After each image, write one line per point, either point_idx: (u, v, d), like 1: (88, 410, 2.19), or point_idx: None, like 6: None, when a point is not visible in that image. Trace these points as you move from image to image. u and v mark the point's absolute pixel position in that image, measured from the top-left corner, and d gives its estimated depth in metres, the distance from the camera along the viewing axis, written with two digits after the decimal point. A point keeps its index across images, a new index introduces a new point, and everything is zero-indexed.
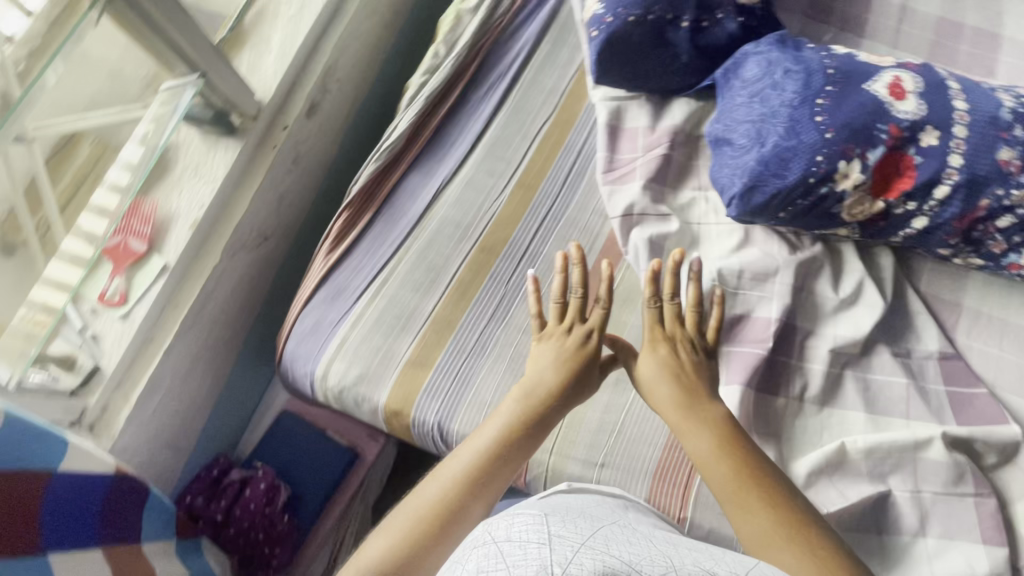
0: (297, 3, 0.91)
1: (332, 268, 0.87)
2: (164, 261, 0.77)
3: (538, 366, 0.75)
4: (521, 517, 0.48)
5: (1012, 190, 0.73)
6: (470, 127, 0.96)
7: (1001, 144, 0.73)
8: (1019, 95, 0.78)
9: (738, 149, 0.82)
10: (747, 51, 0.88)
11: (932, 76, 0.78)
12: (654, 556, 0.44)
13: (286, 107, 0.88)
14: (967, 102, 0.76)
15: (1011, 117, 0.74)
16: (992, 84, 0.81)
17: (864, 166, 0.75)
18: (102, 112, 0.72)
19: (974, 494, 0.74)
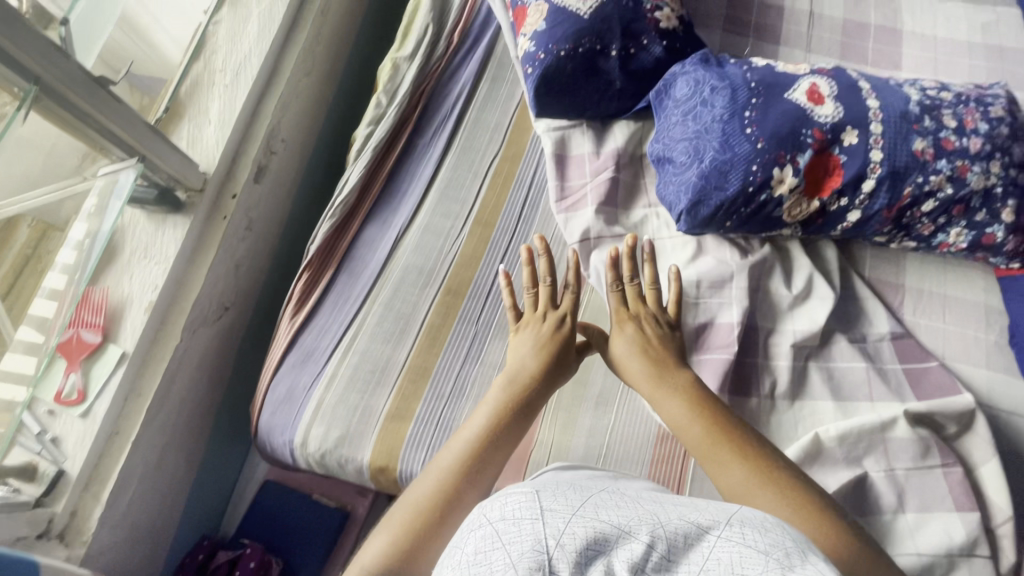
0: (232, 71, 0.91)
1: (298, 332, 0.86)
2: (121, 351, 0.74)
3: (517, 356, 0.77)
4: (511, 491, 0.49)
5: (930, 176, 0.78)
6: (421, 172, 0.97)
7: (914, 135, 0.79)
8: (923, 88, 0.84)
9: (680, 166, 0.84)
10: (675, 72, 0.90)
11: (845, 79, 0.84)
12: (644, 513, 0.46)
13: (233, 175, 0.87)
14: (878, 101, 0.82)
15: (919, 110, 0.81)
16: (899, 79, 0.88)
17: (796, 170, 0.80)
18: (43, 190, 0.68)
19: (941, 464, 0.78)
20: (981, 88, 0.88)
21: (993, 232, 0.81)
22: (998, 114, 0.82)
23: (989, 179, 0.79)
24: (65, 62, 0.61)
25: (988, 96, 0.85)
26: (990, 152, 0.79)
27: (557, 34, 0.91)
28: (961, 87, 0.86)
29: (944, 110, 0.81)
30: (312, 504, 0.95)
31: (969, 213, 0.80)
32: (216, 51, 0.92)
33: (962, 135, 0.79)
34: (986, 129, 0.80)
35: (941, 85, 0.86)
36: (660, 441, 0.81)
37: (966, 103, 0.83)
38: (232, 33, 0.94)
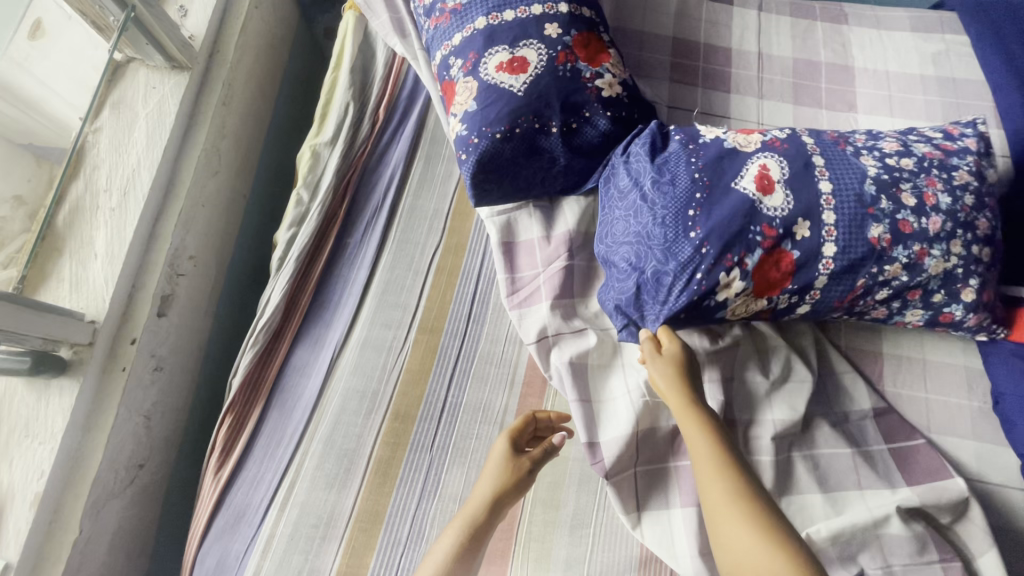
0: (118, 189, 0.78)
1: (227, 488, 0.75)
2: (4, 561, 0.62)
3: (481, 475, 0.71)
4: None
5: (885, 266, 0.69)
6: (355, 275, 0.86)
7: (870, 221, 0.68)
8: (882, 156, 0.73)
9: (621, 272, 0.75)
10: (618, 160, 0.82)
11: (798, 155, 0.72)
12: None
13: (131, 315, 0.75)
14: (833, 181, 0.70)
15: (876, 190, 0.69)
16: (858, 138, 0.76)
17: (745, 272, 0.69)
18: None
19: (940, 560, 0.72)
20: (946, 141, 0.76)
21: (951, 311, 0.73)
22: (960, 181, 0.72)
23: (948, 261, 0.70)
24: None
25: (950, 156, 0.74)
26: (950, 231, 0.69)
27: (490, 115, 0.81)
28: (921, 146, 0.75)
29: (903, 185, 0.70)
30: None
31: (926, 296, 0.73)
32: (98, 167, 0.79)
33: (921, 214, 0.69)
34: (946, 204, 0.70)
35: (898, 145, 0.75)
36: (642, 565, 0.74)
37: (927, 170, 0.72)
38: (116, 143, 0.81)
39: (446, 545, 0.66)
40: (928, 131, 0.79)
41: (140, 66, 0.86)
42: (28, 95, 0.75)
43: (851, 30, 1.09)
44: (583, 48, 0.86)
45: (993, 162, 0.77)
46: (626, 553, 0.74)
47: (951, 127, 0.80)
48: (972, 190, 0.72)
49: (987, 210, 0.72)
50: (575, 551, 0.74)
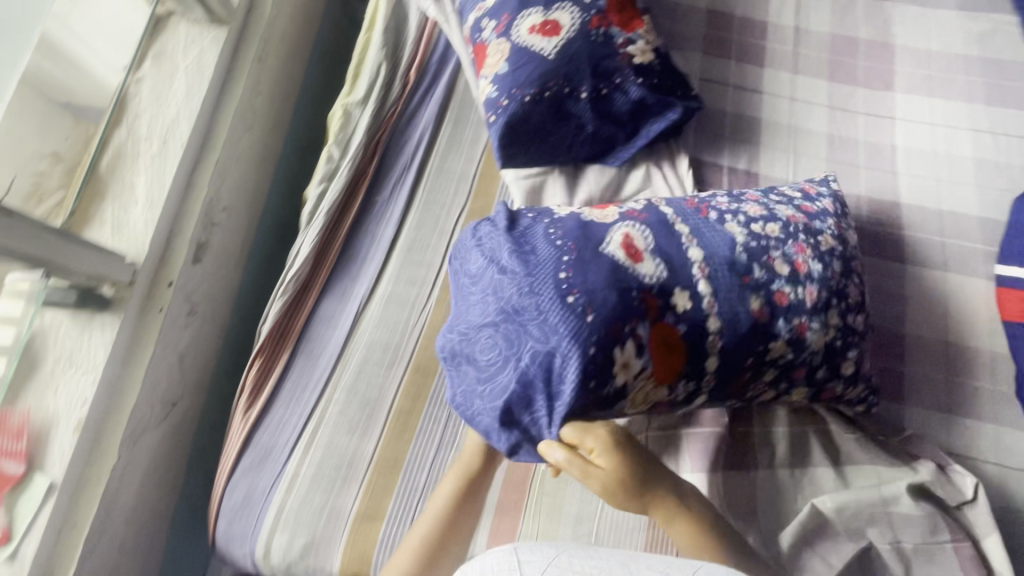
0: (158, 138, 0.81)
1: (254, 428, 0.78)
2: (49, 479, 0.66)
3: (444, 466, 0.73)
4: (497, 547, 0.49)
5: (792, 323, 0.68)
6: (382, 233, 0.88)
7: (748, 293, 0.67)
8: (748, 220, 0.73)
9: (483, 367, 0.64)
10: (467, 241, 0.73)
11: (655, 224, 0.70)
12: (621, 564, 0.46)
13: (168, 260, 0.78)
14: (702, 249, 0.69)
15: (746, 258, 0.69)
16: (720, 202, 0.76)
17: (640, 347, 0.63)
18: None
19: (951, 541, 0.72)
20: (804, 204, 0.78)
21: (831, 387, 0.74)
22: (828, 246, 0.74)
23: (828, 332, 0.71)
24: None
25: (813, 220, 0.76)
26: (829, 299, 0.71)
27: (522, 77, 0.81)
28: (784, 212, 0.76)
29: (773, 252, 0.70)
30: None
31: (814, 372, 0.72)
32: (139, 116, 0.81)
33: (797, 283, 0.70)
34: (819, 272, 0.71)
35: (756, 215, 0.74)
36: (650, 526, 0.74)
37: (796, 236, 0.73)
38: (156, 93, 0.83)
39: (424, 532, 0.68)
40: (754, 197, 0.78)
41: (180, 20, 0.88)
42: (71, 53, 0.75)
43: (893, 7, 1.06)
44: (616, 14, 0.86)
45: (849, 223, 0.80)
46: (636, 513, 0.75)
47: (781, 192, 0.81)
48: (840, 253, 0.75)
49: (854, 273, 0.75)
50: (586, 509, 0.76)
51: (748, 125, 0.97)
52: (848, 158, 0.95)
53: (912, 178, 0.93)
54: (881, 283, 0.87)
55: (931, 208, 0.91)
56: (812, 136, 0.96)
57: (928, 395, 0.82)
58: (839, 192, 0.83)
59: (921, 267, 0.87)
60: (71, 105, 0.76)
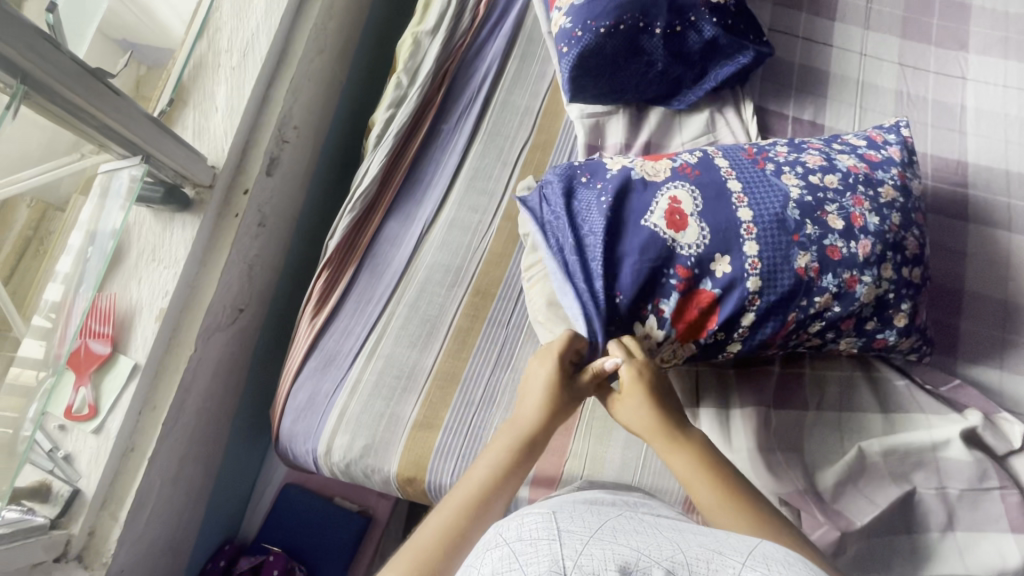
0: (238, 51, 0.83)
1: (319, 334, 0.82)
2: (133, 362, 0.70)
3: (530, 394, 0.65)
4: (531, 510, 0.44)
5: (837, 278, 0.66)
6: (446, 161, 0.89)
7: (795, 249, 0.66)
8: (805, 173, 0.70)
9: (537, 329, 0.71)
10: (530, 204, 0.75)
11: (710, 184, 0.69)
12: (667, 540, 0.41)
13: (244, 168, 0.81)
14: (752, 207, 0.67)
15: (799, 215, 0.67)
16: (779, 153, 0.73)
17: (662, 320, 0.67)
18: (34, 169, 0.59)
19: (999, 487, 0.72)
20: (870, 151, 0.74)
21: (884, 338, 0.72)
22: (887, 197, 0.70)
23: (880, 286, 0.68)
24: (54, 53, 0.52)
25: (875, 169, 0.72)
26: (885, 249, 0.68)
27: (598, 9, 0.81)
28: (846, 160, 0.72)
29: (829, 207, 0.68)
30: (333, 507, 0.93)
31: (861, 325, 0.70)
32: (220, 29, 0.83)
33: (850, 237, 0.67)
34: (876, 225, 0.68)
35: (814, 165, 0.71)
36: None
37: (855, 187, 0.69)
38: (238, 8, 0.85)
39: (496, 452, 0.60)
40: (818, 145, 0.74)
41: None
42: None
43: None
44: None
45: (915, 169, 0.75)
46: None
47: (845, 138, 0.77)
48: (900, 202, 0.70)
49: (915, 224, 0.71)
50: (635, 438, 0.78)
51: (816, 77, 0.96)
52: (916, 115, 0.94)
53: (981, 139, 0.92)
54: (943, 239, 0.86)
55: (999, 168, 0.90)
56: (881, 92, 0.95)
57: (982, 350, 0.82)
58: (907, 139, 0.77)
59: (986, 226, 0.86)
60: (124, 41, 0.71)
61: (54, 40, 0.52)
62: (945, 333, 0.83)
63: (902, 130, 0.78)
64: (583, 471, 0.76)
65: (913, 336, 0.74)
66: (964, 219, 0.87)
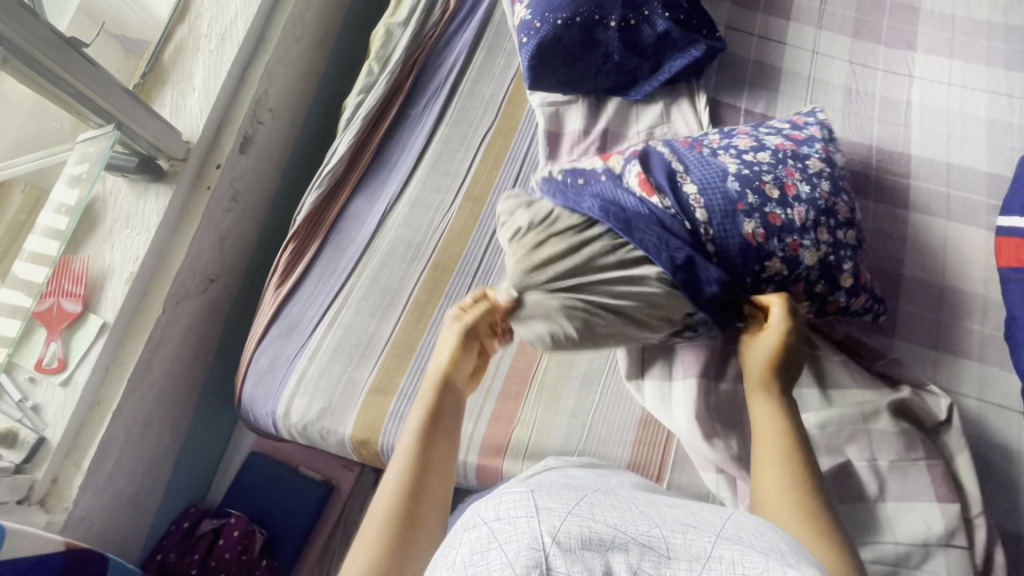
0: (217, 36, 0.88)
1: (284, 303, 0.86)
2: (102, 321, 0.74)
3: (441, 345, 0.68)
4: (505, 488, 0.42)
5: (781, 242, 0.67)
6: (412, 144, 0.94)
7: (741, 217, 0.67)
8: (739, 152, 0.73)
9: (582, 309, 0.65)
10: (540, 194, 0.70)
11: (659, 162, 0.70)
12: (644, 515, 0.41)
13: (217, 144, 0.85)
14: (697, 182, 0.69)
15: (740, 186, 0.68)
16: (714, 138, 0.76)
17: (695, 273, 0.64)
18: (30, 156, 0.70)
19: (925, 458, 0.75)
20: (794, 130, 0.78)
21: (835, 300, 0.74)
22: (815, 167, 0.73)
23: (821, 249, 0.70)
24: (31, 21, 0.58)
25: (801, 145, 0.75)
26: (822, 212, 0.70)
27: (555, 3, 0.86)
28: (774, 139, 0.75)
29: (765, 178, 0.70)
30: (297, 476, 0.96)
31: (811, 291, 0.72)
32: (201, 16, 0.89)
33: (786, 205, 0.69)
34: (807, 193, 0.70)
35: (745, 145, 0.74)
36: (642, 424, 0.80)
37: (784, 160, 0.72)
38: None
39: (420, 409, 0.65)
40: (746, 130, 0.78)
41: None
42: None
43: None
44: None
45: (838, 144, 0.79)
46: (626, 415, 0.81)
47: (771, 123, 0.81)
48: (828, 172, 0.73)
49: (845, 190, 0.74)
50: (582, 407, 0.81)
51: (769, 73, 1.01)
52: (864, 110, 0.98)
53: (924, 133, 0.96)
54: (883, 226, 0.90)
55: (941, 161, 0.94)
56: (830, 88, 1.00)
57: (917, 330, 0.85)
58: (827, 119, 0.82)
59: (923, 214, 0.91)
60: (123, 37, 0.84)
61: (32, 10, 0.58)
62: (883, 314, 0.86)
63: (822, 113, 0.83)
64: (530, 438, 0.79)
65: (862, 296, 0.76)
66: (904, 207, 0.91)
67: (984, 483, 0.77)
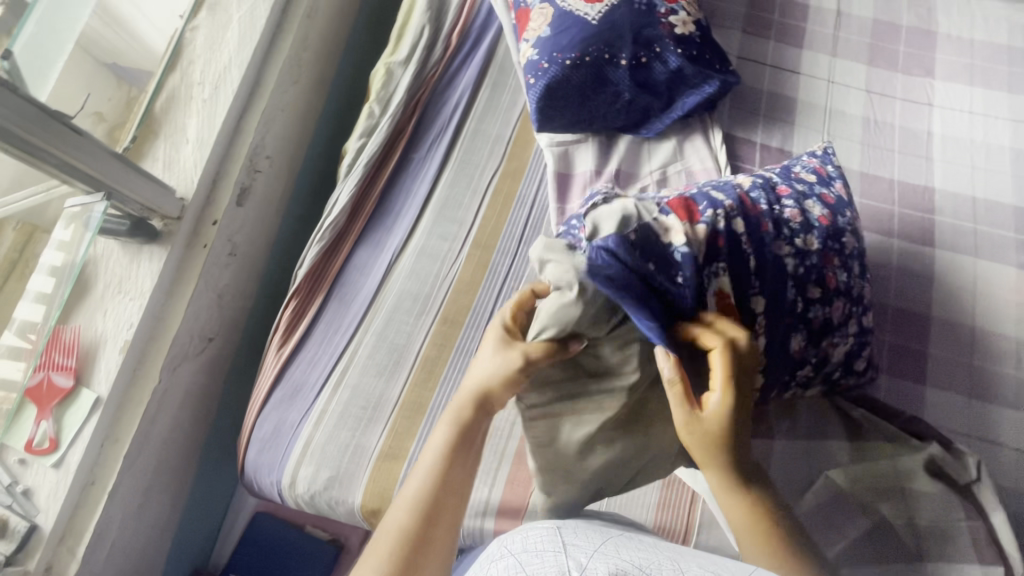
0: (210, 84, 0.84)
1: (287, 363, 0.82)
2: (96, 395, 0.70)
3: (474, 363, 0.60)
4: (535, 528, 0.45)
5: (816, 350, 0.69)
6: (417, 189, 0.90)
7: (789, 330, 0.65)
8: (792, 235, 0.66)
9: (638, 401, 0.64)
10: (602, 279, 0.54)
11: (735, 266, 0.61)
12: (667, 560, 0.41)
13: (214, 199, 0.81)
14: (763, 293, 0.62)
15: (792, 291, 0.64)
16: (764, 207, 0.66)
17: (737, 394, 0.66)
18: (25, 192, 0.64)
19: (965, 518, 0.71)
20: (825, 190, 0.72)
21: (847, 380, 0.76)
22: (851, 246, 0.70)
23: (850, 333, 0.71)
24: (10, 97, 0.54)
25: (837, 214, 0.71)
26: (854, 298, 0.71)
27: (563, 42, 0.83)
28: (814, 209, 0.69)
29: (812, 274, 0.66)
30: (303, 538, 0.91)
31: (832, 367, 0.72)
32: (194, 62, 0.85)
33: (826, 301, 0.67)
34: (845, 282, 0.69)
35: (795, 223, 0.67)
36: (666, 485, 0.76)
37: (831, 243, 0.68)
38: (211, 41, 0.87)
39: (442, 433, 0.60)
40: (786, 191, 0.70)
41: None
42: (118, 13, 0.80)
43: None
44: None
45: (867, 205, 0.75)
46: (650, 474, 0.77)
47: (801, 177, 0.74)
48: (859, 252, 0.71)
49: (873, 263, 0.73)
50: None
51: (784, 104, 0.97)
52: (884, 142, 0.95)
53: (948, 165, 0.93)
54: (909, 265, 0.87)
55: (966, 195, 0.90)
56: (848, 118, 0.96)
57: (947, 377, 0.81)
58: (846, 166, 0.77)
59: (949, 252, 0.87)
60: (116, 67, 0.79)
61: (11, 85, 0.55)
62: (913, 359, 0.83)
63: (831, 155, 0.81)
64: None
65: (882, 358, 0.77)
66: (930, 245, 0.88)
67: None
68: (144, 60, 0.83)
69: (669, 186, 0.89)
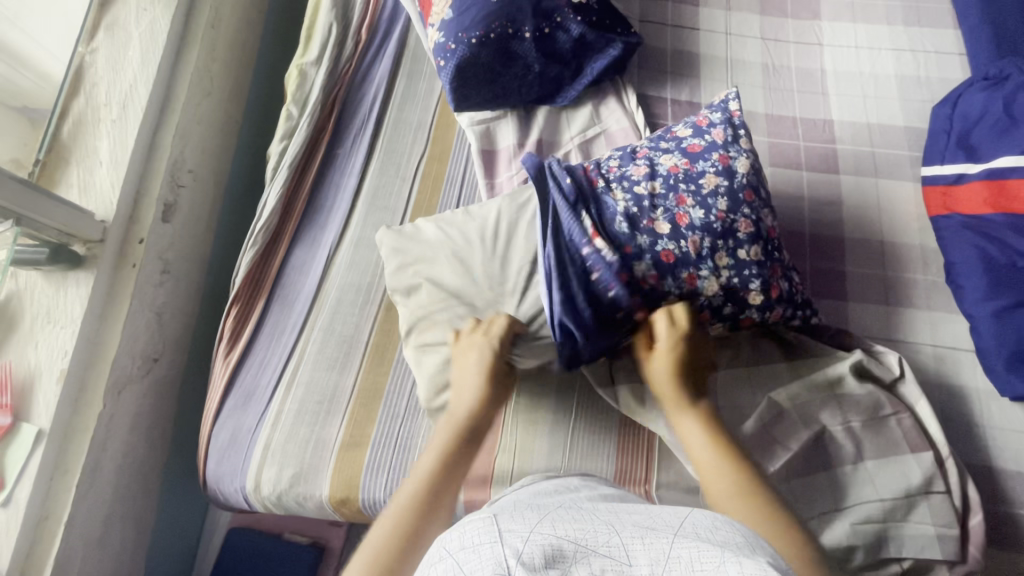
0: (118, 104, 0.83)
1: (236, 372, 0.82)
2: (37, 428, 0.68)
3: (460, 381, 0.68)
4: (471, 516, 0.43)
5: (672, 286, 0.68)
6: (345, 183, 0.91)
7: (632, 263, 0.68)
8: (632, 186, 0.72)
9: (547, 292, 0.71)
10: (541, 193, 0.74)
11: (573, 201, 0.70)
12: (603, 525, 0.42)
13: (137, 218, 0.80)
14: (596, 226, 0.69)
15: (628, 231, 0.69)
16: (612, 168, 0.75)
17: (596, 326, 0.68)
18: None
19: (893, 413, 0.77)
20: (693, 141, 0.75)
21: (748, 315, 0.72)
22: (710, 186, 0.71)
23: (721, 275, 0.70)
24: None
25: (696, 160, 0.73)
26: (720, 246, 0.69)
27: (466, 21, 0.85)
28: (667, 162, 0.74)
29: (656, 213, 0.70)
30: (282, 544, 0.91)
31: (717, 314, 0.71)
32: (97, 84, 0.84)
33: (679, 238, 0.69)
34: (701, 220, 0.69)
35: (638, 176, 0.73)
36: (622, 428, 0.79)
37: (677, 185, 0.72)
38: (112, 61, 0.85)
39: (437, 451, 0.64)
40: (642, 146, 0.77)
41: None
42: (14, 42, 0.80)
43: None
44: None
45: (741, 144, 0.75)
46: (605, 422, 0.79)
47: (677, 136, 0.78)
48: (725, 196, 0.71)
49: (746, 205, 0.71)
50: (560, 424, 0.79)
51: (688, 60, 1.02)
52: (783, 83, 1.01)
53: (843, 97, 0.99)
54: (819, 194, 0.93)
55: (862, 122, 0.97)
56: (748, 66, 1.02)
57: (865, 289, 0.88)
58: (733, 113, 0.78)
59: (853, 176, 0.94)
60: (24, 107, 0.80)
61: None
62: (833, 279, 0.88)
63: (732, 104, 0.79)
64: (514, 463, 0.76)
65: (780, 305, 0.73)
66: (835, 171, 0.94)
67: (945, 425, 0.80)
68: (47, 92, 0.83)
69: (590, 149, 0.93)
